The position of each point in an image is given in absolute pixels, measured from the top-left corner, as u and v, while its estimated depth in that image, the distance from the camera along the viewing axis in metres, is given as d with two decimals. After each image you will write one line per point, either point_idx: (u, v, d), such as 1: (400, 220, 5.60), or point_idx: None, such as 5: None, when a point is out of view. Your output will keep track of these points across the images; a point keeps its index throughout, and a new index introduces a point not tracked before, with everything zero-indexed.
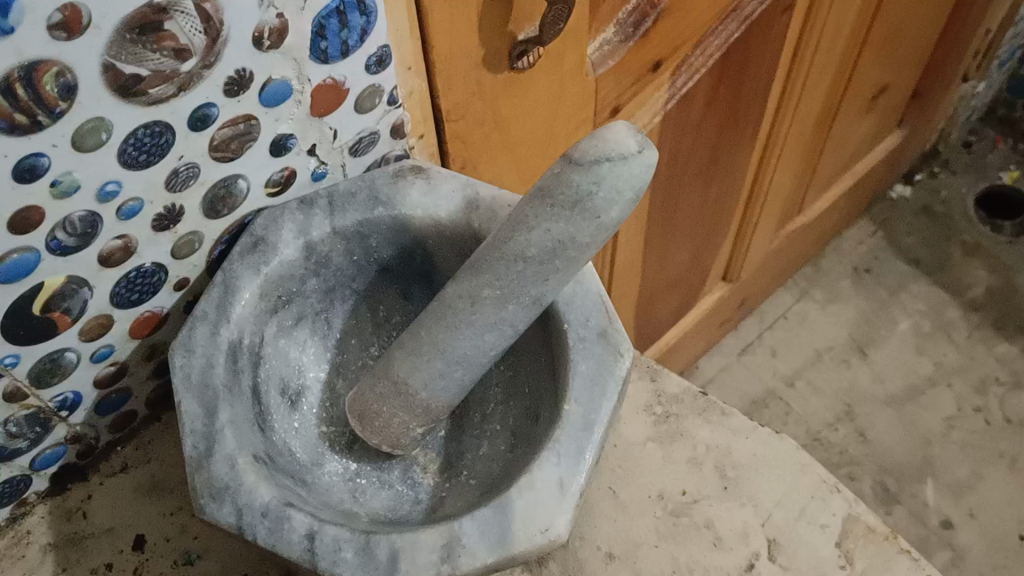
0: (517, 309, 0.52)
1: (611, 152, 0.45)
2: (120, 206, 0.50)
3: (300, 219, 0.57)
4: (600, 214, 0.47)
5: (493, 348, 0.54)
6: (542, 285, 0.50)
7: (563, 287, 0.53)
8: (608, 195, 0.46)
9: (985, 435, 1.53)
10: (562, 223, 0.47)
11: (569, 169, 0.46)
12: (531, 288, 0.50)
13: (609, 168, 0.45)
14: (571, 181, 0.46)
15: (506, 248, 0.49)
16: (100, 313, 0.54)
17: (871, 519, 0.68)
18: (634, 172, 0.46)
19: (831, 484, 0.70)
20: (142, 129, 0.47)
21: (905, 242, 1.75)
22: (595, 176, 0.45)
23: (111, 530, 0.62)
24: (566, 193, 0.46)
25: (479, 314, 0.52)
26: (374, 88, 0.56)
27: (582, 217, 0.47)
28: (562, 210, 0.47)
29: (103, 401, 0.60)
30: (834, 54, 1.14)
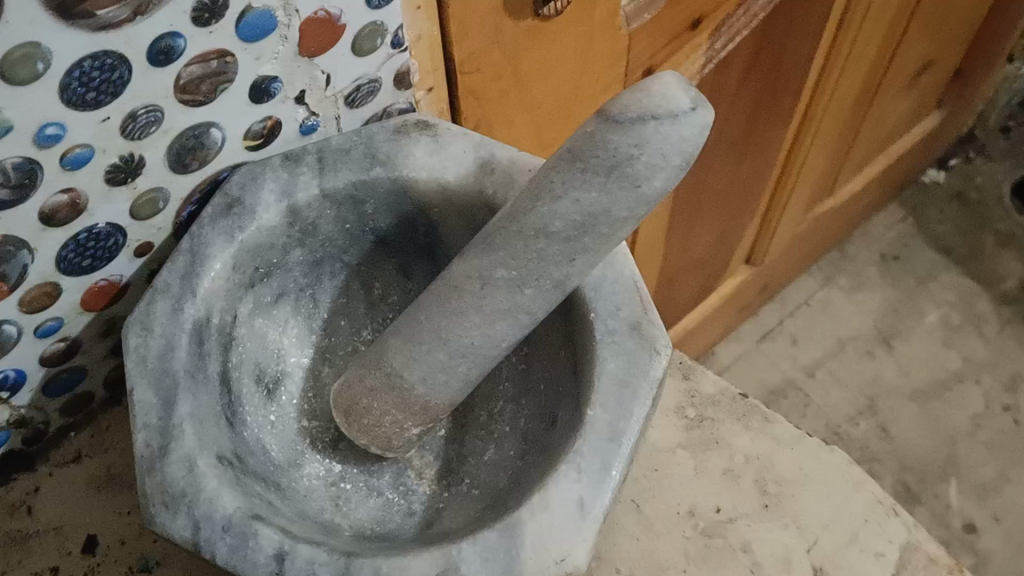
0: (536, 294, 0.43)
1: (657, 109, 0.37)
2: (64, 153, 0.42)
3: (284, 177, 0.49)
4: (641, 182, 0.38)
5: (507, 339, 0.46)
6: (568, 266, 0.42)
7: (592, 268, 0.44)
8: (651, 159, 0.37)
9: (1014, 436, 1.45)
10: (595, 192, 0.39)
11: (607, 128, 0.38)
12: (555, 270, 0.42)
13: (654, 129, 0.37)
14: (606, 142, 0.38)
15: (525, 221, 0.41)
16: (45, 281, 0.46)
17: (932, 549, 0.63)
18: (685, 134, 0.37)
19: (888, 506, 0.64)
20: (89, 61, 0.39)
21: (937, 229, 1.66)
22: (637, 138, 0.37)
23: (59, 529, 0.54)
24: (601, 156, 0.38)
25: (492, 298, 0.44)
26: (375, 27, 0.48)
27: (619, 186, 0.38)
28: (596, 175, 0.39)
29: (53, 381, 0.52)
30: (882, 24, 1.05)
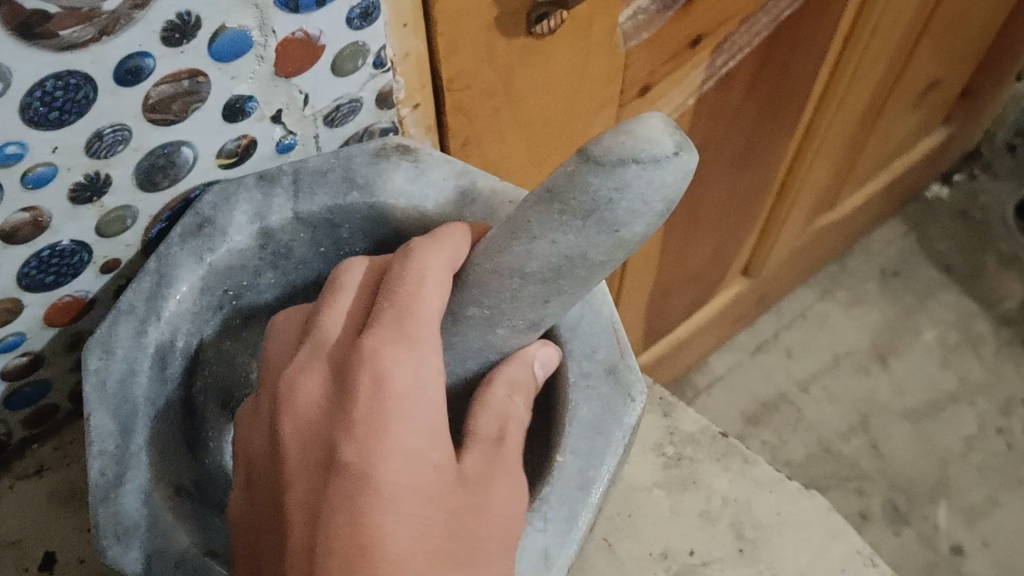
0: (509, 334, 0.44)
1: (641, 152, 0.35)
2: (26, 172, 0.40)
3: (258, 199, 0.47)
4: (620, 227, 0.36)
5: (472, 361, 0.46)
6: (542, 307, 0.41)
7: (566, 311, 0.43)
8: (632, 205, 0.36)
9: (1006, 460, 1.44)
10: (572, 235, 0.37)
11: (587, 168, 0.36)
12: (529, 311, 0.42)
13: (637, 173, 0.35)
14: (586, 184, 0.36)
15: (500, 260, 0.40)
16: (5, 296, 0.45)
17: None
18: (667, 179, 0.35)
19: (866, 557, 0.67)
20: (52, 81, 0.37)
21: (938, 246, 1.64)
22: (618, 181, 0.35)
23: (17, 544, 0.53)
24: (580, 199, 0.36)
25: (462, 335, 0.44)
26: (358, 47, 0.46)
27: (597, 229, 0.37)
28: (573, 218, 0.37)
29: (14, 395, 0.51)
30: (890, 42, 1.04)
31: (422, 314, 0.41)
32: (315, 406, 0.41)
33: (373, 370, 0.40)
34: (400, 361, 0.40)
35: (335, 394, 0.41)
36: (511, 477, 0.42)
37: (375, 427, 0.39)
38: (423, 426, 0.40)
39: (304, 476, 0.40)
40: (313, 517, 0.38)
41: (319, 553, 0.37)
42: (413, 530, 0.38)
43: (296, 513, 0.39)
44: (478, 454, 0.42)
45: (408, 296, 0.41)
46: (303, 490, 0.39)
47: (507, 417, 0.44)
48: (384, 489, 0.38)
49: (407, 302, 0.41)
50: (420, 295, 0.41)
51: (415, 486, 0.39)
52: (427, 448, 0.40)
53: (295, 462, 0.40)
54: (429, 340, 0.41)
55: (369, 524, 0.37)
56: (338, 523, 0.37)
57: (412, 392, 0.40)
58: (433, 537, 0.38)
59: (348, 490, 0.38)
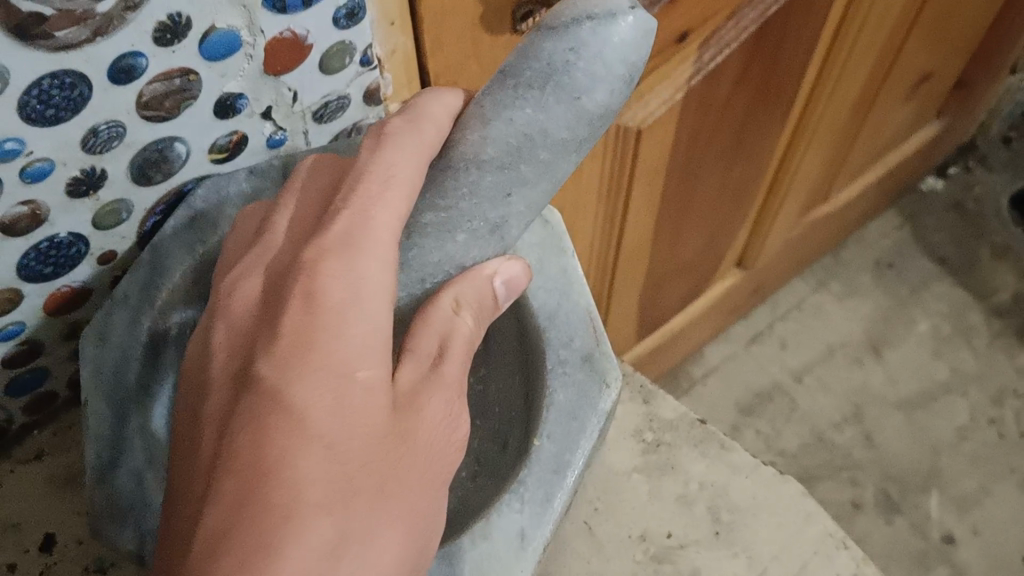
0: (469, 241, 0.46)
1: (595, 12, 0.41)
2: (24, 166, 0.42)
3: (248, 193, 0.49)
4: (579, 92, 0.41)
5: (430, 279, 0.48)
6: (504, 204, 0.45)
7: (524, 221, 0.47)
8: (588, 65, 0.41)
9: (997, 449, 1.46)
10: (530, 109, 0.42)
11: (542, 39, 0.42)
12: (490, 210, 0.45)
13: (591, 31, 0.41)
14: (542, 51, 0.41)
15: (455, 157, 0.44)
16: (5, 286, 0.47)
17: None
18: (621, 36, 0.41)
19: (838, 539, 0.70)
20: (48, 79, 0.39)
21: (932, 238, 1.65)
22: (574, 42, 0.41)
23: (18, 526, 0.54)
24: (536, 67, 0.42)
25: (418, 250, 0.47)
26: (344, 46, 0.48)
27: (555, 95, 0.42)
28: (529, 89, 0.42)
29: (14, 381, 0.53)
30: (880, 34, 1.05)
31: (391, 211, 0.43)
32: (246, 319, 0.43)
33: (311, 287, 0.41)
34: (337, 272, 0.41)
35: (270, 307, 0.42)
36: (444, 393, 0.43)
37: (303, 345, 0.39)
38: (358, 351, 0.40)
39: (225, 388, 0.40)
40: (224, 428, 0.39)
41: (221, 457, 0.37)
42: (325, 450, 0.37)
43: (209, 426, 0.39)
44: (416, 372, 0.43)
45: (367, 195, 0.43)
46: (228, 399, 0.40)
47: (452, 332, 0.44)
48: (297, 409, 0.38)
49: (361, 209, 0.43)
50: (382, 193, 0.43)
51: (336, 408, 0.38)
52: (357, 366, 0.39)
53: (216, 379, 0.41)
54: (387, 244, 0.42)
55: (278, 441, 0.37)
56: (246, 439, 0.37)
57: (353, 309, 0.40)
58: (346, 459, 0.38)
59: (265, 403, 0.38)
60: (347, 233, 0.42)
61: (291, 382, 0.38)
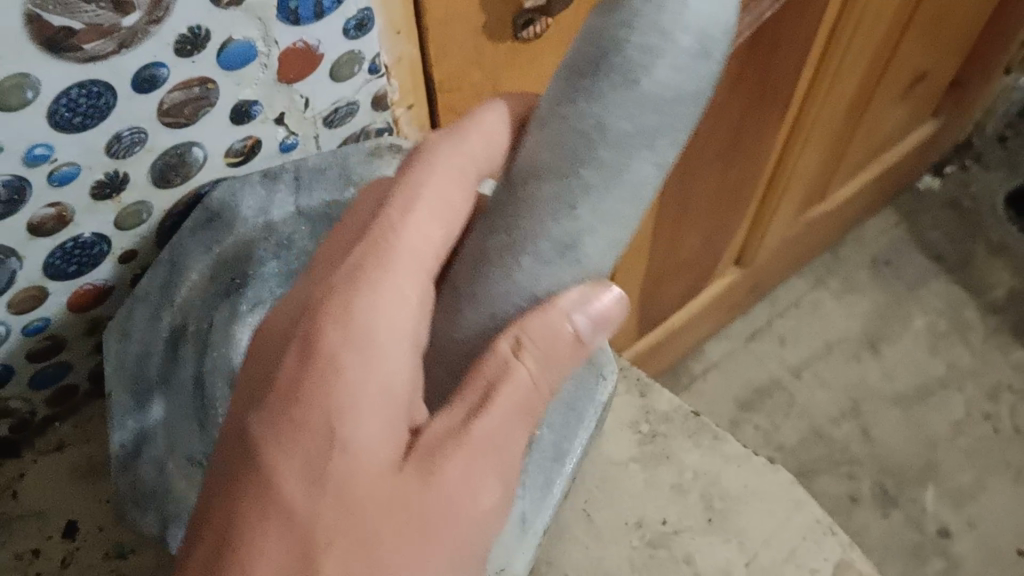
0: (536, 265, 0.41)
1: None
2: (52, 170, 0.44)
3: (262, 195, 0.51)
4: (638, 72, 0.38)
5: (500, 313, 0.43)
6: (569, 216, 0.40)
7: (605, 244, 0.41)
8: (646, 40, 0.37)
9: (992, 444, 1.48)
10: (585, 101, 0.39)
11: (596, 25, 0.39)
12: (552, 223, 0.40)
13: (647, 2, 0.38)
14: (597, 35, 0.39)
15: (520, 176, 0.41)
16: (32, 284, 0.49)
17: (863, 567, 0.70)
18: (679, 3, 0.37)
19: (826, 525, 0.72)
20: (76, 89, 0.41)
21: (929, 235, 1.67)
22: (628, 18, 0.38)
23: (41, 514, 0.57)
24: (591, 54, 0.39)
25: (485, 284, 0.42)
26: (353, 55, 0.50)
27: (612, 79, 0.38)
28: (585, 81, 0.39)
29: (39, 375, 0.55)
30: (874, 36, 1.07)
31: (414, 233, 0.44)
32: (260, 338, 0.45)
33: (309, 341, 0.42)
34: (337, 324, 0.42)
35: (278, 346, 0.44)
36: (467, 454, 0.43)
37: (289, 401, 0.41)
38: (322, 421, 0.41)
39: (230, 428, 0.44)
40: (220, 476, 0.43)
41: (205, 513, 0.42)
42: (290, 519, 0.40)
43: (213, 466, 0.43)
44: (446, 425, 0.43)
45: (388, 228, 0.44)
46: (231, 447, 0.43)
47: (502, 377, 0.43)
48: (272, 472, 0.41)
49: (381, 246, 0.44)
50: (403, 225, 0.44)
51: (311, 472, 0.41)
52: (343, 428, 0.41)
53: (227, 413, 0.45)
54: (399, 283, 0.43)
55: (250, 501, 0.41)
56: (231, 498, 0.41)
57: (330, 370, 0.41)
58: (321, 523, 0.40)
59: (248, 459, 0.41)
60: (356, 269, 0.43)
61: (268, 447, 0.41)
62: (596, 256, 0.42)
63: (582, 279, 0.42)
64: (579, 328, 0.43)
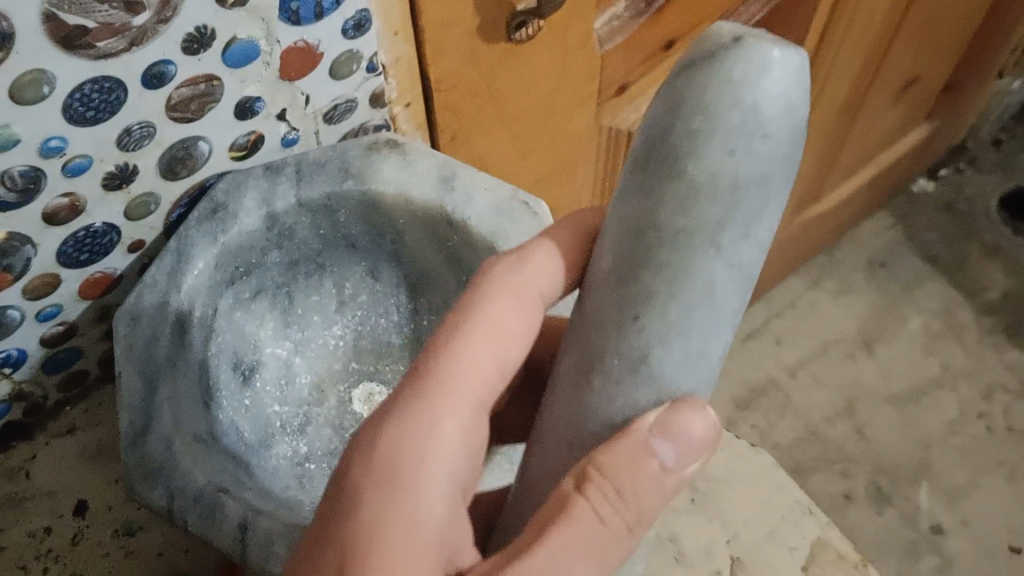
0: (614, 390, 0.42)
1: (698, 59, 0.38)
2: (65, 162, 0.47)
3: (265, 186, 0.54)
4: (687, 158, 0.37)
5: (580, 441, 0.43)
6: (635, 328, 0.40)
7: (680, 361, 0.40)
8: (691, 124, 0.37)
9: (986, 443, 1.50)
10: (644, 208, 0.39)
11: (650, 114, 0.40)
12: (617, 340, 0.41)
13: (689, 82, 0.38)
14: (650, 126, 0.39)
15: (594, 304, 0.42)
16: (46, 272, 0.52)
17: (842, 547, 0.71)
18: (721, 75, 0.37)
19: (805, 507, 0.74)
20: (89, 84, 0.44)
21: (924, 237, 1.70)
22: (672, 102, 0.38)
23: (53, 494, 0.60)
24: (648, 150, 0.39)
25: (570, 414, 0.43)
26: (352, 54, 0.53)
27: (666, 175, 0.38)
28: (645, 187, 0.39)
29: (51, 360, 0.57)
30: (864, 39, 1.09)
31: (466, 356, 0.46)
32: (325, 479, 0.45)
33: (356, 452, 0.43)
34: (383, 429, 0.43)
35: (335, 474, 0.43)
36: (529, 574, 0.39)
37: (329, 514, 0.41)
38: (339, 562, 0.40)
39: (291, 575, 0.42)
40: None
41: None
42: None
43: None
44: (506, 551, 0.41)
45: (441, 349, 0.46)
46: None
47: (572, 503, 0.40)
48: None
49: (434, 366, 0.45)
50: (458, 347, 0.46)
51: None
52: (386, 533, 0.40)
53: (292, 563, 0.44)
54: (449, 400, 0.44)
55: None
56: None
57: (344, 505, 0.41)
58: None
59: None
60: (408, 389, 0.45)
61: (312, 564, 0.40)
62: (674, 373, 0.41)
63: (661, 401, 0.41)
64: (667, 460, 0.41)
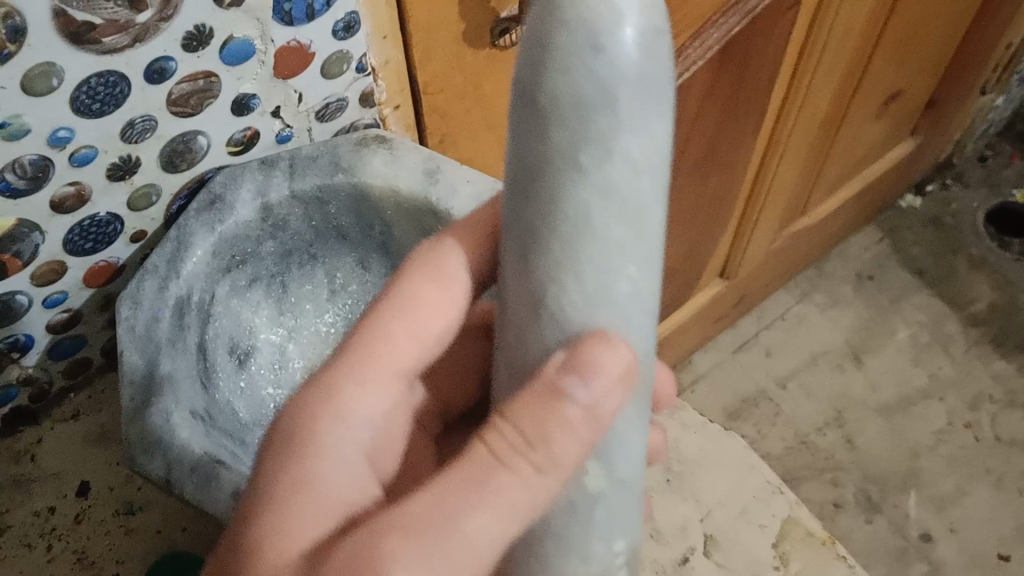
0: (539, 327, 0.38)
1: None
2: (72, 152, 0.50)
3: (260, 179, 0.58)
4: (543, 91, 0.34)
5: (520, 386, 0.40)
6: (543, 270, 0.37)
7: (592, 302, 0.37)
8: (544, 51, 0.34)
9: (973, 452, 1.52)
10: (519, 142, 0.36)
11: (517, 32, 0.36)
12: (533, 278, 0.38)
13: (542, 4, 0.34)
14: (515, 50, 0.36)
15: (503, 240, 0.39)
16: (52, 259, 0.55)
17: (812, 524, 0.73)
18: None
19: (775, 486, 0.76)
20: (95, 78, 0.47)
21: (911, 251, 1.73)
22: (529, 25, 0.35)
23: (58, 475, 0.62)
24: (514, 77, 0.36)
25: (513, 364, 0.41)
26: (342, 54, 0.56)
27: (526, 107, 0.35)
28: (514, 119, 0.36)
29: (57, 346, 0.61)
30: (844, 53, 1.13)
31: (392, 338, 0.47)
32: None
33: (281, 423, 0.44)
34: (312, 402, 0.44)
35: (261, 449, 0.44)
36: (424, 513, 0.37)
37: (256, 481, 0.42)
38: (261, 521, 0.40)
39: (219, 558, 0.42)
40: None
41: None
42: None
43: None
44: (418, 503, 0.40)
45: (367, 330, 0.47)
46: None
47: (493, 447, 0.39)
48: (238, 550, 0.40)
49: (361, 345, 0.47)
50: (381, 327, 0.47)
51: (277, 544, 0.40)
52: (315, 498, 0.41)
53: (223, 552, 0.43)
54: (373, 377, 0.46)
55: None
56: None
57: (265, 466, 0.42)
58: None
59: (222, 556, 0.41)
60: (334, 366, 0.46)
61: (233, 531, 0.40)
62: (587, 306, 0.37)
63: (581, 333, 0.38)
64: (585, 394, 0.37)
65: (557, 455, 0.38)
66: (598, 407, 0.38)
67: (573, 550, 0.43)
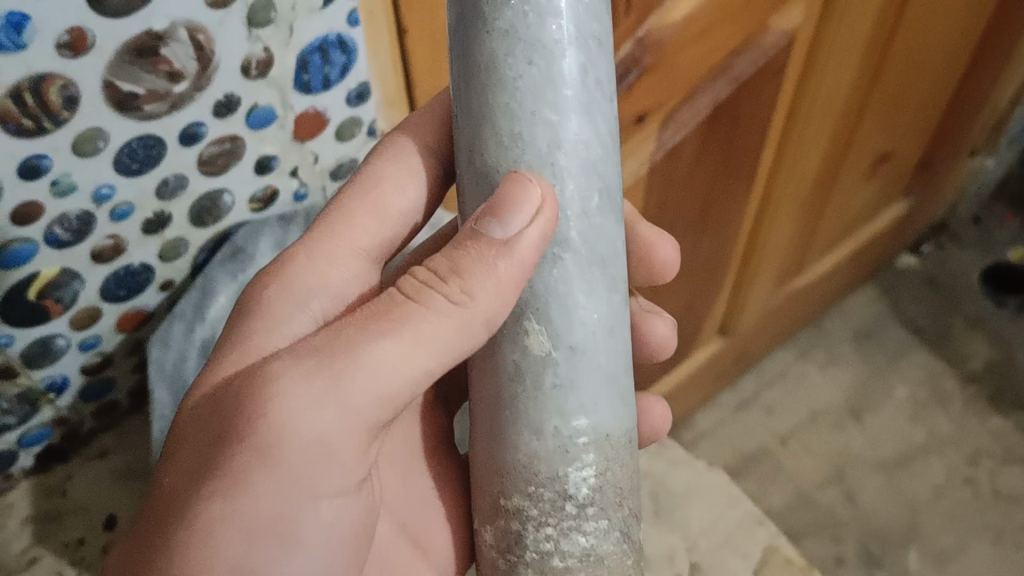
0: (476, 183, 0.46)
1: None
2: (112, 208, 0.56)
3: (278, 232, 0.64)
4: None
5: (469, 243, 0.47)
6: (477, 123, 0.44)
7: (525, 145, 0.44)
8: None
9: (972, 506, 1.55)
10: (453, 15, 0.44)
11: None
12: (471, 136, 0.45)
13: None
14: None
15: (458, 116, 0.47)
16: (89, 305, 0.60)
17: (789, 553, 0.82)
18: None
19: (757, 518, 0.85)
20: (135, 141, 0.53)
21: (908, 310, 1.78)
22: None
23: (87, 510, 0.67)
24: None
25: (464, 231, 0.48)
26: (354, 120, 0.62)
27: None
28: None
29: (89, 388, 0.66)
30: (830, 117, 1.19)
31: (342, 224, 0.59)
32: None
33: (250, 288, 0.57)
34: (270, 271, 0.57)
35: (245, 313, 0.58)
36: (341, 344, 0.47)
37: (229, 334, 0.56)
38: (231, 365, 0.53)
39: None
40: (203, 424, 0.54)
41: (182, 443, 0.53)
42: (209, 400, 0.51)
43: None
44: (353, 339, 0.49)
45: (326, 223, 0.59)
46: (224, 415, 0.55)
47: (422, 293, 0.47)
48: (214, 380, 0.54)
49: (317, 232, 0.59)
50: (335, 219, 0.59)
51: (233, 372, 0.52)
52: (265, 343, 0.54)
53: None
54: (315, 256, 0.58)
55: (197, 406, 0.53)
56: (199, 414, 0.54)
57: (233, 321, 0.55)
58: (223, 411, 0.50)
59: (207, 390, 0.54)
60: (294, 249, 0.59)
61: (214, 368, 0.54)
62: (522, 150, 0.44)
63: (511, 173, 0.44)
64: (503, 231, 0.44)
65: (471, 286, 0.46)
66: (515, 241, 0.45)
67: (528, 421, 0.47)
